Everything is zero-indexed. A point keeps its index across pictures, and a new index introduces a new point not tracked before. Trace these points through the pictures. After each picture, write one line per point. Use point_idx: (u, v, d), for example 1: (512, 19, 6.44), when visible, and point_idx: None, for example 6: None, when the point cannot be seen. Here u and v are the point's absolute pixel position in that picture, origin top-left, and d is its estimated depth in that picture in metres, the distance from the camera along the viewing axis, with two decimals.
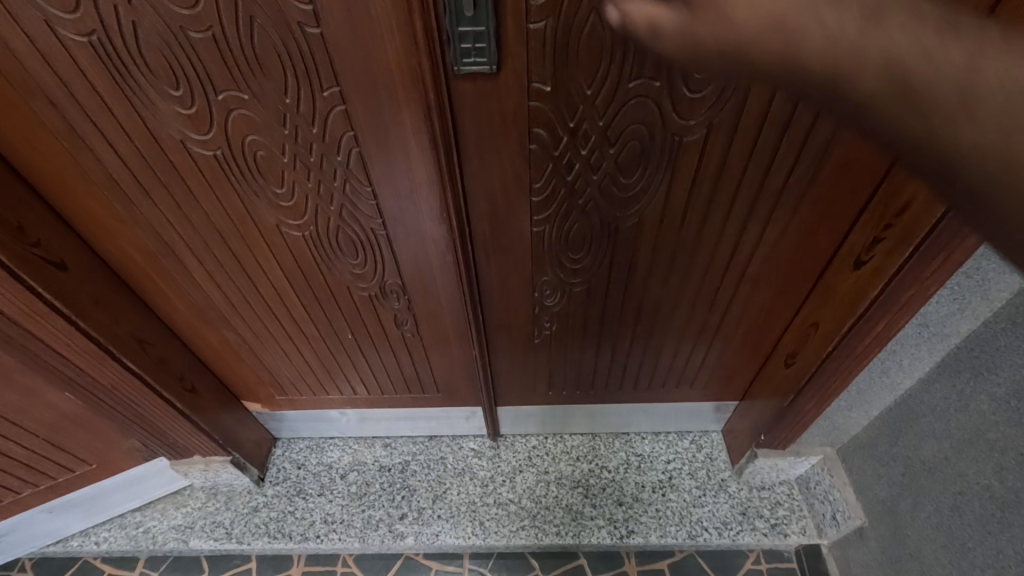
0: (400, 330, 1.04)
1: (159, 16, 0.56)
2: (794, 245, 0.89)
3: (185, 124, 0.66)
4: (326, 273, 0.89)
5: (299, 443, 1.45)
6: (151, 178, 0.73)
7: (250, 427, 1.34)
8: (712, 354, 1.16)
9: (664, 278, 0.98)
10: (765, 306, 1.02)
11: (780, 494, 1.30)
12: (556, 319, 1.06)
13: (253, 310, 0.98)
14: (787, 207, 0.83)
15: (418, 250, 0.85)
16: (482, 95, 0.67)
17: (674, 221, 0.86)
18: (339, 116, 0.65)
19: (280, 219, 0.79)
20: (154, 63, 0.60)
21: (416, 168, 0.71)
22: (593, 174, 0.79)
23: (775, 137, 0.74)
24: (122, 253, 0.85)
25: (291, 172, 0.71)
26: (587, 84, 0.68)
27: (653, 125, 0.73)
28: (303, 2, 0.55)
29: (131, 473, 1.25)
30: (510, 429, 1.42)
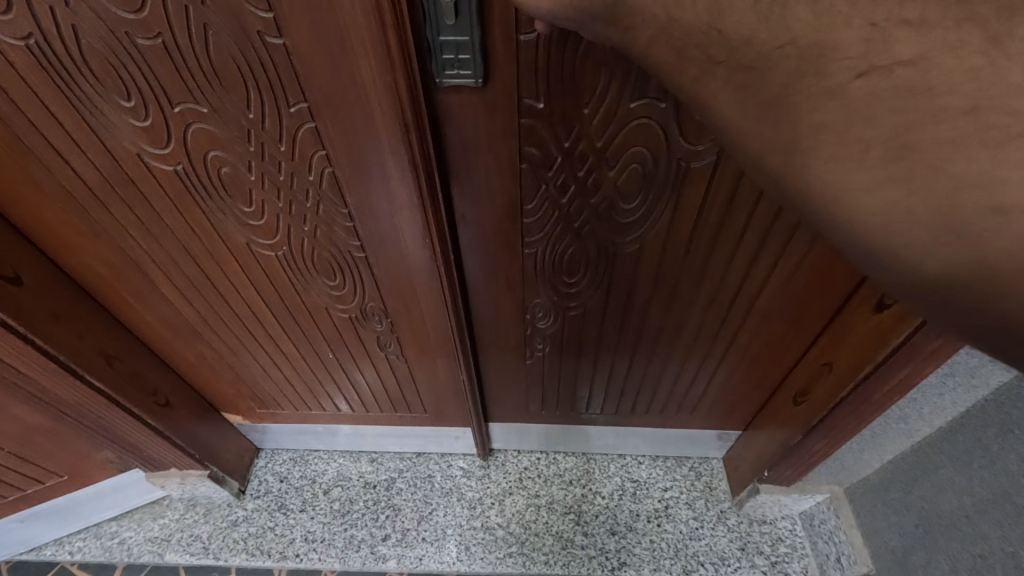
0: (384, 352, 0.99)
1: (103, 21, 0.50)
2: (803, 289, 0.84)
3: (140, 137, 0.60)
4: (303, 293, 0.84)
5: (283, 455, 1.40)
6: (108, 191, 0.67)
7: (230, 439, 1.29)
8: (718, 383, 1.10)
9: (664, 305, 0.91)
10: (775, 340, 0.96)
11: (782, 529, 1.24)
12: (549, 342, 1.00)
13: (228, 327, 0.93)
14: (791, 261, 0.80)
15: (401, 274, 0.79)
16: (468, 108, 0.61)
17: (678, 251, 0.80)
18: (309, 134, 0.59)
19: (250, 238, 0.73)
20: (101, 71, 0.54)
21: (395, 192, 0.65)
22: (591, 199, 0.72)
23: (770, 215, 0.73)
24: (84, 267, 0.79)
25: (258, 191, 0.66)
26: (583, 102, 0.61)
27: (657, 150, 0.66)
28: (262, 8, 0.49)
29: (106, 484, 1.20)
30: (502, 445, 1.37)
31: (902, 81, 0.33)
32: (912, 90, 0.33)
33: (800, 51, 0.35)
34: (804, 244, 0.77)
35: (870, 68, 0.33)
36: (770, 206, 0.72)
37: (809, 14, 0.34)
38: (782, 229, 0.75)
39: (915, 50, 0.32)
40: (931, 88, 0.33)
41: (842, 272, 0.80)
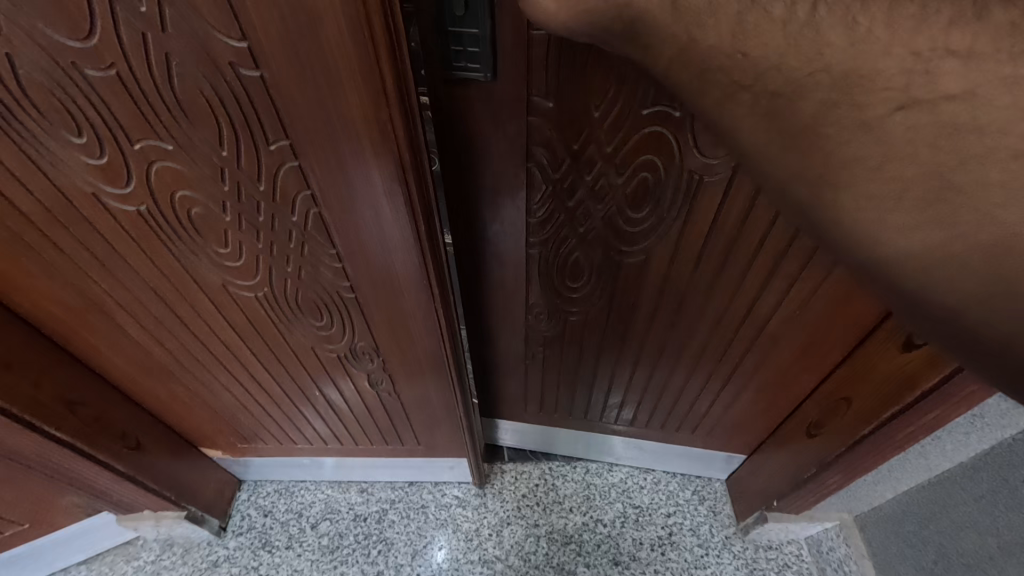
0: (375, 389, 0.93)
1: (43, 50, 0.43)
2: (820, 318, 0.79)
3: (96, 176, 0.54)
4: (286, 334, 0.78)
5: (267, 487, 1.32)
6: (59, 231, 0.59)
7: (209, 474, 1.21)
8: (728, 404, 1.04)
9: (671, 323, 0.87)
10: (789, 368, 0.91)
11: (789, 555, 1.19)
12: (548, 346, 0.96)
13: (203, 365, 0.85)
14: (805, 289, 0.75)
15: (395, 315, 0.73)
16: (477, 102, 0.60)
17: (686, 268, 0.76)
18: (292, 173, 0.53)
19: (225, 280, 0.67)
20: (44, 105, 0.47)
21: (389, 233, 0.59)
22: (598, 206, 0.70)
23: (783, 241, 0.69)
24: (38, 311, 0.71)
25: (233, 232, 0.59)
26: (593, 105, 0.59)
27: (669, 162, 0.63)
28: (234, 37, 0.42)
29: (73, 528, 1.12)
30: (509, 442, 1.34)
31: (948, 118, 0.24)
32: (958, 128, 0.24)
33: (833, 80, 0.25)
34: (820, 272, 0.72)
35: (912, 100, 0.24)
36: (786, 232, 0.68)
37: (843, 41, 0.24)
38: (793, 257, 0.71)
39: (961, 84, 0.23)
40: (979, 127, 0.24)
41: (863, 306, 0.75)
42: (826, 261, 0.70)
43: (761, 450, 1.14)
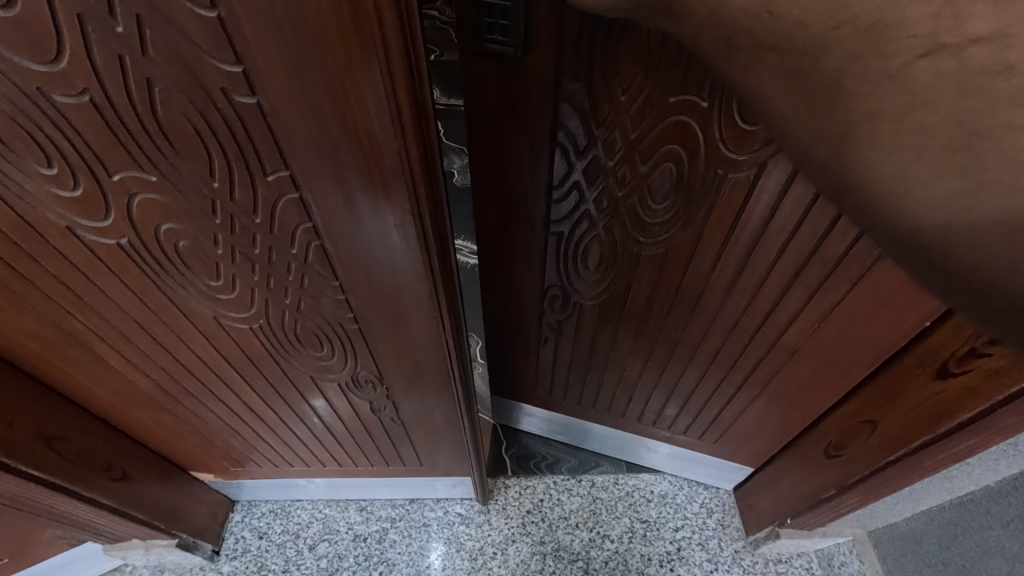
0: (378, 416, 0.91)
1: (6, 76, 0.40)
2: (853, 324, 0.74)
3: (72, 207, 0.51)
4: (286, 364, 0.77)
5: (261, 507, 1.28)
6: (29, 262, 0.56)
7: (201, 496, 1.17)
8: (740, 413, 1.02)
9: (687, 320, 0.85)
10: (802, 382, 0.89)
11: (800, 568, 1.16)
12: (559, 330, 0.96)
13: (190, 392, 0.82)
14: (840, 290, 0.70)
15: (401, 337, 0.71)
16: (501, 73, 0.60)
17: (706, 265, 0.73)
18: (292, 205, 0.52)
19: (217, 311, 0.66)
20: (9, 134, 0.44)
21: (397, 251, 0.56)
22: (622, 190, 0.68)
23: (818, 236, 0.64)
24: (12, 346, 0.67)
25: (225, 263, 0.59)
26: (621, 88, 0.58)
27: (693, 154, 0.61)
28: (228, 62, 0.40)
29: (56, 560, 1.08)
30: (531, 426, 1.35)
31: (975, 61, 0.27)
32: (984, 70, 0.27)
33: (858, 33, 0.30)
34: (860, 271, 0.66)
35: (938, 46, 0.28)
36: (826, 219, 0.62)
37: None
38: (831, 249, 0.65)
39: (993, 25, 0.26)
40: (1009, 68, 0.27)
41: (908, 313, 0.69)
42: (866, 254, 0.64)
43: (775, 462, 1.11)
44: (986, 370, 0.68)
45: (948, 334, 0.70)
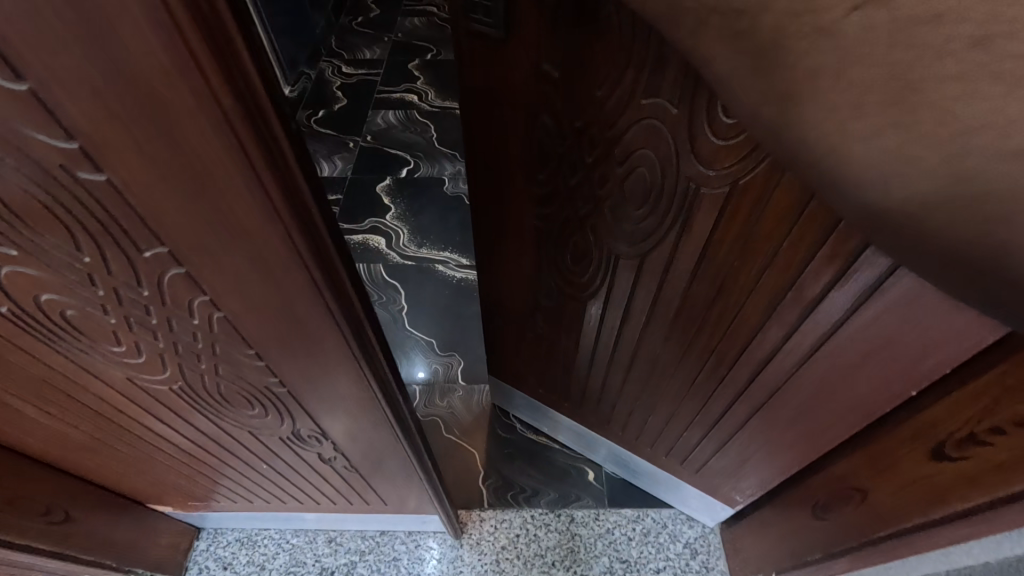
0: (328, 463, 0.90)
1: None
2: (859, 363, 0.63)
3: None
4: (217, 419, 0.75)
5: (228, 535, 1.23)
6: None
7: (161, 528, 1.11)
8: (722, 443, 0.94)
9: (668, 335, 0.80)
10: (790, 422, 0.79)
11: None
12: (549, 318, 0.96)
13: (127, 437, 0.77)
14: (838, 315, 0.59)
15: (326, 386, 0.67)
16: (494, 56, 0.66)
17: (681, 282, 0.70)
18: (180, 279, 0.47)
19: (130, 373, 0.62)
20: None
21: (285, 285, 0.49)
22: (602, 186, 0.68)
23: (804, 255, 0.55)
24: None
25: (123, 331, 0.54)
26: (596, 84, 0.59)
27: (666, 162, 0.59)
28: (61, 138, 0.34)
29: None
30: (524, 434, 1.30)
31: (904, 11, 0.29)
32: (916, 20, 0.29)
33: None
34: (868, 289, 0.54)
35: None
36: (824, 223, 0.51)
37: None
38: (820, 272, 0.56)
39: None
40: (940, 17, 0.28)
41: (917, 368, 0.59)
42: (857, 284, 0.54)
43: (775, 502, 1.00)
44: (983, 459, 0.55)
45: (962, 413, 0.57)
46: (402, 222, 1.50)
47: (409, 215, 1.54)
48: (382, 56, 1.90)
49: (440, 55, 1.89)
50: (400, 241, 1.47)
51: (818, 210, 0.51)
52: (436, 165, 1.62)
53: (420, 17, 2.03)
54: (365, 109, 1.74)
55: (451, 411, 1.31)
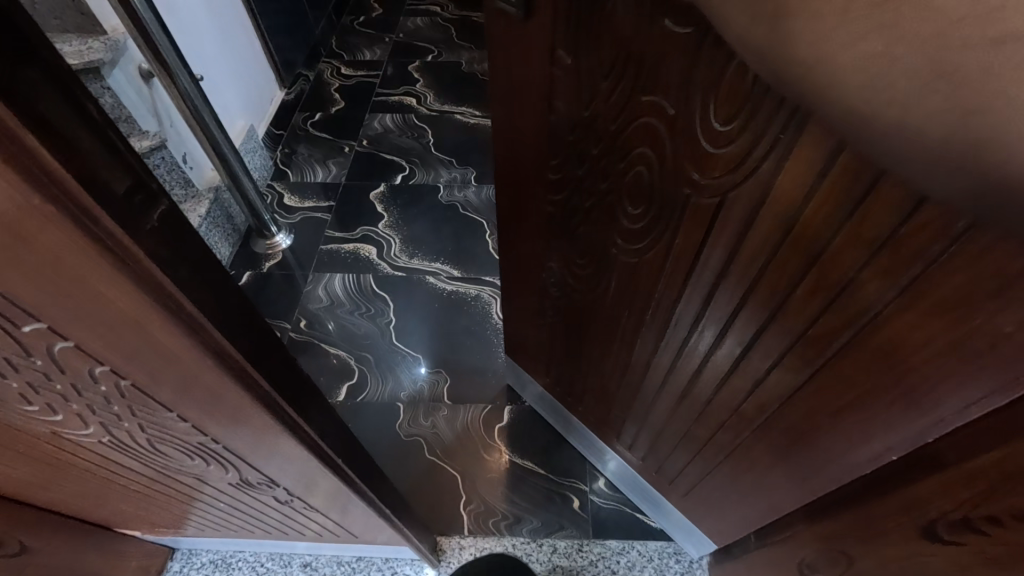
0: (290, 506, 0.55)
1: None
2: (859, 419, 0.40)
3: None
4: (166, 470, 0.47)
5: (201, 557, 1.01)
6: None
7: (142, 545, 0.93)
8: (688, 484, 0.69)
9: (656, 350, 0.60)
10: (763, 475, 0.55)
11: None
12: (561, 315, 0.72)
13: (66, 486, 0.51)
14: (840, 333, 0.37)
15: (276, 454, 0.42)
16: (510, 40, 0.49)
17: (680, 274, 0.49)
18: (76, 354, 0.28)
19: (55, 428, 0.38)
20: None
21: (169, 347, 0.28)
22: (601, 184, 0.52)
23: (835, 219, 0.33)
24: None
25: (29, 396, 0.33)
26: (600, 71, 0.44)
27: (661, 167, 0.44)
28: None
29: None
30: (518, 459, 0.85)
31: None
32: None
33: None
34: (902, 269, 0.31)
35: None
36: (855, 182, 0.30)
37: None
38: (838, 256, 0.34)
39: None
40: None
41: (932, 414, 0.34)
42: (889, 276, 0.32)
43: (734, 554, 0.69)
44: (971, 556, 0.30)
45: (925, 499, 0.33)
46: (395, 231, 1.10)
47: (402, 224, 1.11)
48: (384, 56, 1.51)
49: (443, 57, 1.50)
50: (391, 252, 1.07)
51: (837, 175, 0.31)
52: (432, 171, 1.20)
53: (423, 18, 1.64)
54: (360, 111, 1.35)
55: (435, 432, 0.88)
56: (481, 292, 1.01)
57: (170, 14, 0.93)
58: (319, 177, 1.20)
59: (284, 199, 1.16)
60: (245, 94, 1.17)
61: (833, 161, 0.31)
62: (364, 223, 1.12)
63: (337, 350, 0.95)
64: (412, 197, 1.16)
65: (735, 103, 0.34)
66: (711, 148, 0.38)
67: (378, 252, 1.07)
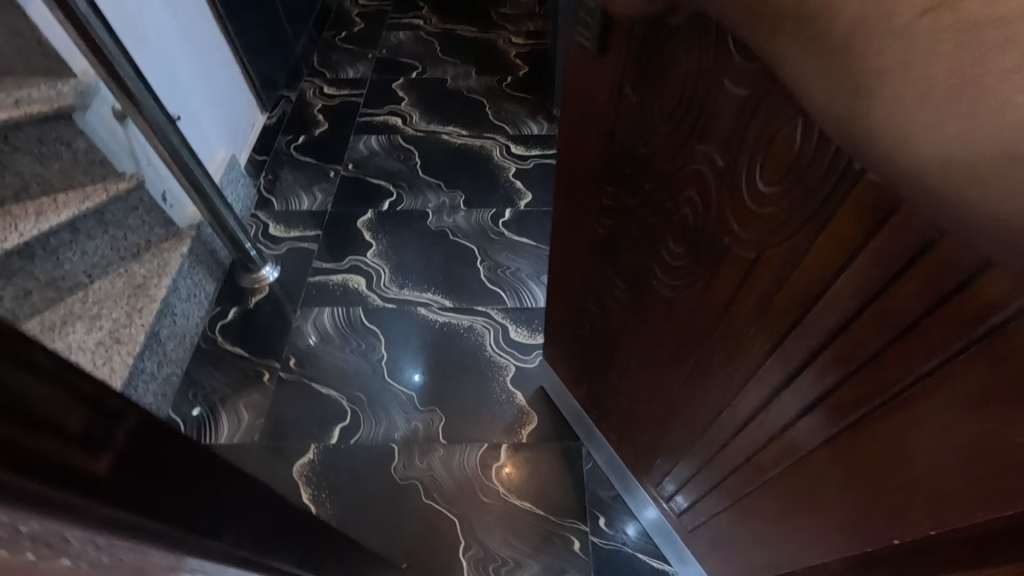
0: None
1: None
2: (871, 485, 0.38)
3: None
4: None
5: None
6: None
7: None
8: (699, 518, 0.67)
9: (681, 386, 0.59)
10: (772, 525, 0.53)
11: None
12: (594, 334, 0.72)
13: None
14: (861, 403, 0.36)
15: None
16: (584, 73, 0.50)
17: (713, 316, 0.48)
18: None
19: None
20: None
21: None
22: (649, 217, 0.51)
23: (869, 289, 0.32)
24: None
25: None
26: (660, 116, 0.43)
27: (705, 214, 0.43)
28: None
29: None
30: (517, 501, 0.82)
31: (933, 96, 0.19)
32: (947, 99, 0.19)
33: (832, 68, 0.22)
34: (932, 348, 0.30)
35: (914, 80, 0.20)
36: (897, 255, 0.29)
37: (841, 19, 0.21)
38: (867, 327, 0.33)
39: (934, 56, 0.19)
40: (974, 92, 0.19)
41: (949, 501, 0.32)
42: (920, 353, 0.30)
43: None
44: None
45: None
46: (384, 260, 1.08)
47: (390, 253, 1.09)
48: (367, 73, 1.48)
49: (427, 74, 1.47)
50: (381, 282, 1.05)
51: (877, 247, 0.30)
52: (419, 196, 1.18)
53: (405, 32, 1.62)
54: (343, 133, 1.32)
55: (432, 474, 0.84)
56: (474, 323, 0.99)
57: (142, 50, 0.90)
58: (304, 205, 1.18)
59: (269, 229, 1.14)
60: (225, 121, 1.14)
61: (876, 239, 0.30)
62: (352, 252, 1.09)
63: (328, 388, 0.92)
64: (400, 223, 1.14)
65: (787, 166, 0.34)
66: (754, 204, 0.38)
67: (366, 283, 1.05)
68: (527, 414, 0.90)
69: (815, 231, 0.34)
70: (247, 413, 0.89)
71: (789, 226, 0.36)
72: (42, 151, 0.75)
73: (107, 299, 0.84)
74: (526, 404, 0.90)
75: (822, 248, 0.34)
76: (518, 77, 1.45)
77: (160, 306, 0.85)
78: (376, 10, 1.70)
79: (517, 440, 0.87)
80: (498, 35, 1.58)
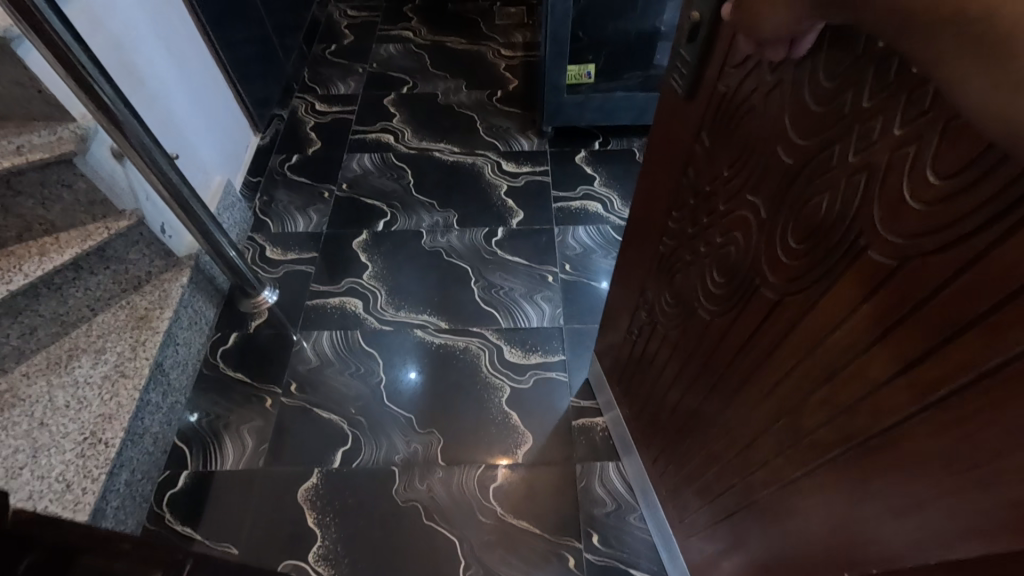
0: None
1: None
2: (834, 526, 0.42)
3: None
4: None
5: None
6: None
7: None
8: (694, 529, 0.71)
9: (700, 407, 0.61)
10: (753, 547, 0.56)
11: None
12: (640, 342, 0.75)
13: None
14: (837, 444, 0.39)
15: None
16: (673, 116, 0.54)
17: (733, 347, 0.51)
18: None
19: None
20: None
21: None
22: (702, 247, 0.53)
23: (863, 341, 0.35)
24: None
25: None
26: (727, 162, 0.46)
27: (743, 253, 0.46)
28: None
29: None
30: (513, 520, 0.85)
31: None
32: None
33: None
34: (904, 400, 0.33)
35: None
36: (891, 314, 0.32)
37: None
38: (854, 379, 0.36)
39: None
40: None
41: (901, 541, 0.36)
42: (898, 403, 0.33)
43: None
44: None
45: None
46: (380, 282, 1.10)
47: (386, 274, 1.11)
48: (359, 88, 1.50)
49: (417, 89, 1.49)
50: (378, 305, 1.07)
51: (875, 305, 0.33)
52: (413, 216, 1.20)
53: (394, 45, 1.62)
54: (336, 152, 1.34)
55: (432, 496, 0.87)
56: (469, 344, 1.02)
57: (137, 90, 0.91)
58: (300, 226, 1.19)
59: (265, 252, 1.15)
60: (220, 145, 1.16)
61: (874, 298, 0.33)
62: (348, 274, 1.12)
63: (330, 413, 0.95)
64: (396, 243, 1.16)
65: (816, 223, 0.37)
66: (782, 251, 0.41)
67: (364, 306, 1.07)
68: (521, 434, 0.93)
69: (825, 283, 0.37)
70: (250, 438, 0.92)
71: (805, 275, 0.39)
72: (43, 193, 0.78)
73: (111, 331, 0.86)
74: (520, 425, 0.94)
75: (828, 299, 0.37)
76: (509, 91, 1.47)
77: (162, 338, 0.87)
78: (365, 23, 1.71)
79: (513, 460, 0.90)
80: (487, 48, 1.59)
